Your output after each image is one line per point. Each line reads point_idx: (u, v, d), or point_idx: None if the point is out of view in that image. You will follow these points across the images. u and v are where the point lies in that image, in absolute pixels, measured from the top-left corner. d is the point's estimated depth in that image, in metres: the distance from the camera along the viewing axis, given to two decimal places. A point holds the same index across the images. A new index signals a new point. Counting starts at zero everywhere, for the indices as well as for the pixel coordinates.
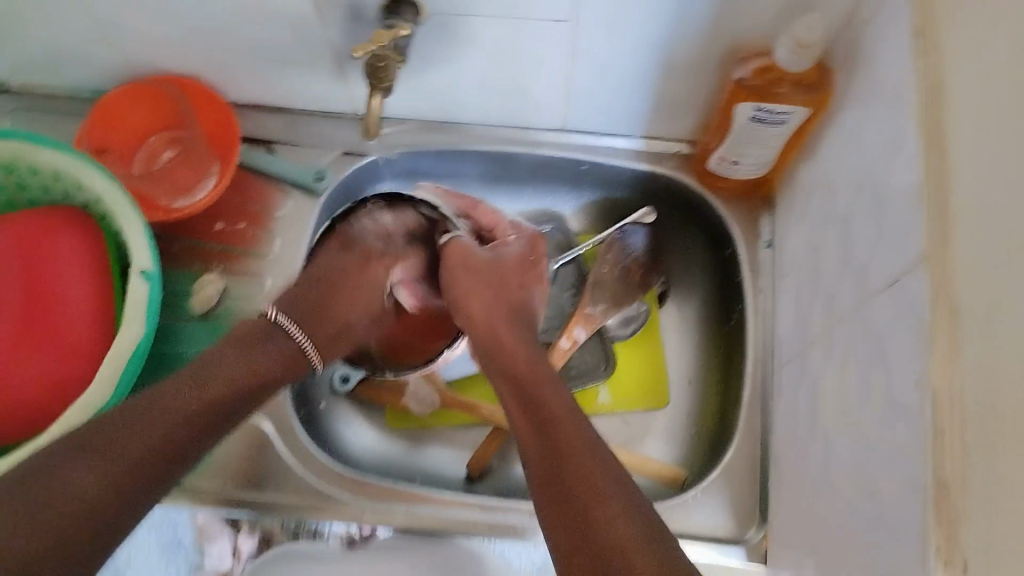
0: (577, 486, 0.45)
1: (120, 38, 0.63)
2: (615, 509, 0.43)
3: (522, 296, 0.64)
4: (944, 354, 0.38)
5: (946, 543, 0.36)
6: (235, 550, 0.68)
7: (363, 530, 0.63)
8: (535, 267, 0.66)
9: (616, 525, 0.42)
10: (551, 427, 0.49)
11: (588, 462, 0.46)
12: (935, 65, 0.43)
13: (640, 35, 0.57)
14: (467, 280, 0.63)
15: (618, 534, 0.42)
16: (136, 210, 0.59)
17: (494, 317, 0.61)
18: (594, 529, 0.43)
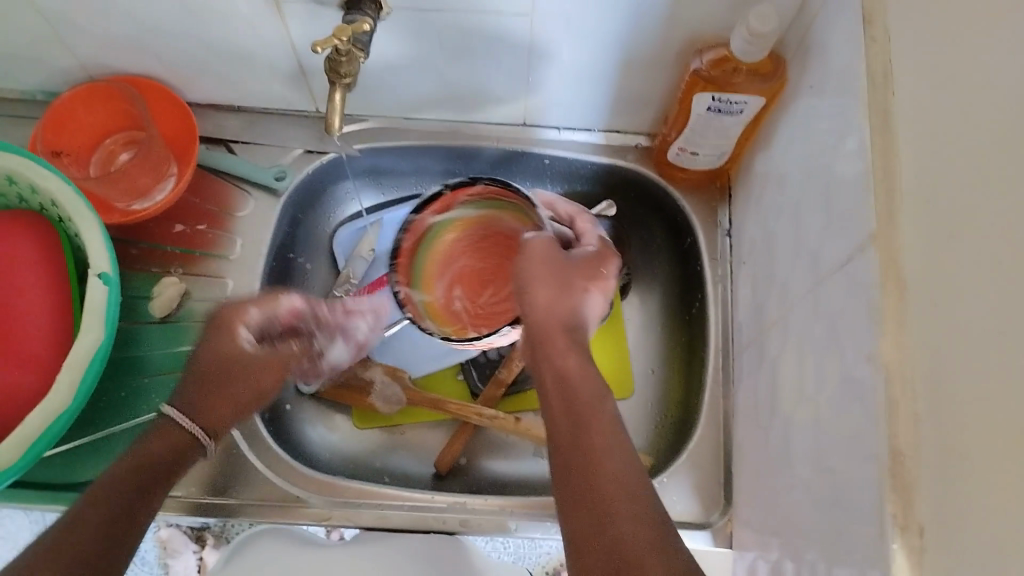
0: (603, 481, 0.44)
1: (72, 36, 0.62)
2: (639, 508, 0.43)
3: (583, 305, 0.53)
4: (893, 329, 0.39)
5: (902, 509, 0.36)
6: (200, 564, 0.66)
7: (333, 534, 0.64)
8: (604, 279, 0.55)
9: (634, 529, 0.41)
10: (571, 408, 0.48)
11: (612, 453, 0.45)
12: (881, 51, 0.44)
13: (598, 27, 0.58)
14: (532, 272, 0.53)
15: (634, 540, 0.41)
16: (92, 211, 0.58)
17: (553, 325, 0.52)
18: (613, 529, 0.41)
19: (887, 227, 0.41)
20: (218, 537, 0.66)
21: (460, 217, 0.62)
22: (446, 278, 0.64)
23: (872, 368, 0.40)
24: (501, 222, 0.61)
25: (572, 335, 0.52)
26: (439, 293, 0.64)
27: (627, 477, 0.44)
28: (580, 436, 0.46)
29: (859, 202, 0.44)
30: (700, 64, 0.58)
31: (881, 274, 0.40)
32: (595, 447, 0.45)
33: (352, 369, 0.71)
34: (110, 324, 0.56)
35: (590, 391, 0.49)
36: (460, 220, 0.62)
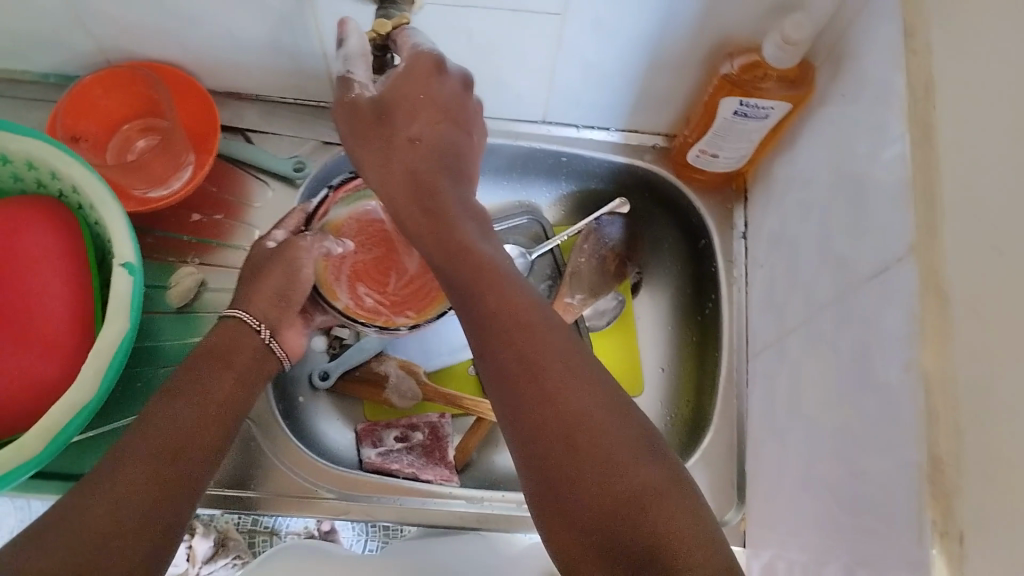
0: (534, 372, 0.41)
1: (93, 23, 0.61)
2: (628, 463, 0.38)
3: (425, 137, 0.52)
4: (934, 343, 0.40)
5: (943, 517, 0.37)
6: (189, 552, 0.63)
7: (322, 526, 0.64)
8: (434, 77, 0.51)
9: (577, 412, 0.40)
10: (517, 382, 0.41)
11: (582, 411, 0.40)
12: (923, 66, 0.45)
13: (627, 29, 0.58)
14: (360, 160, 0.54)
15: (578, 423, 0.39)
16: (115, 198, 0.57)
17: (399, 189, 0.52)
18: (557, 415, 0.40)
19: (927, 238, 0.42)
20: (207, 525, 0.64)
21: (335, 220, 0.65)
22: (345, 280, 0.65)
23: (908, 376, 0.41)
24: (374, 214, 0.67)
25: (420, 192, 0.51)
26: (345, 298, 0.64)
27: (605, 434, 0.39)
28: (538, 406, 0.40)
29: (897, 212, 0.45)
30: (729, 68, 0.59)
31: (922, 285, 0.41)
32: (558, 407, 0.40)
33: (367, 363, 0.71)
34: (134, 314, 0.56)
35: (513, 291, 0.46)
36: (337, 221, 0.65)
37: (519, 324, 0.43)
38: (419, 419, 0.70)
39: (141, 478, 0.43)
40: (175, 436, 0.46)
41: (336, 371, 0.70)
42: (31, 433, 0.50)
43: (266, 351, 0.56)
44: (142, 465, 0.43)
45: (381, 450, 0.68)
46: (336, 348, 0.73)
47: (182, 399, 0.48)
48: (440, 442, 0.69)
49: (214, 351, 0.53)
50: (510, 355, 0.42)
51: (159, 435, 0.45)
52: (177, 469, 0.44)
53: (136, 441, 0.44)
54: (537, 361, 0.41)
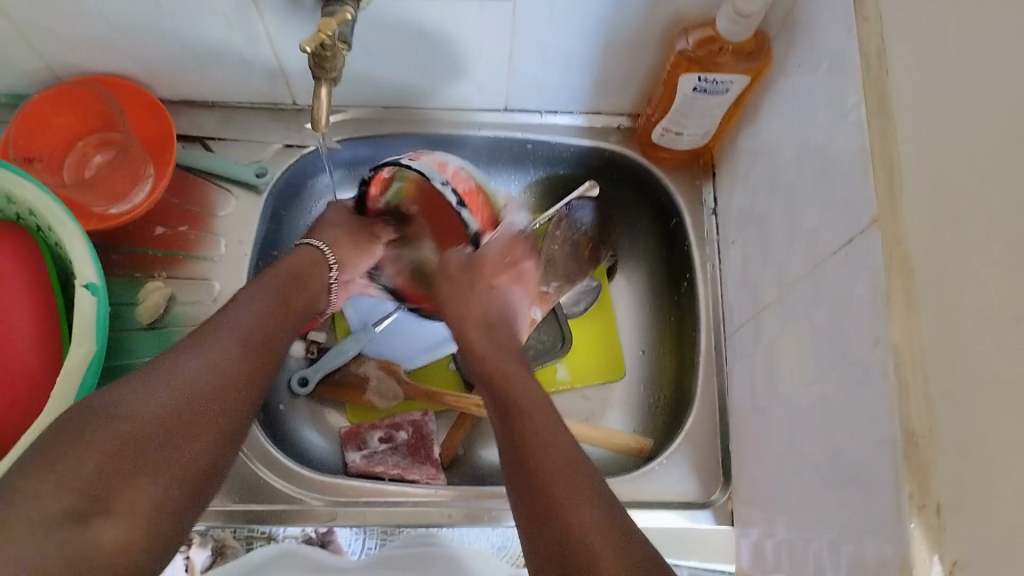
0: (554, 487, 0.47)
1: (38, 39, 0.59)
2: (603, 551, 0.43)
3: (503, 297, 0.67)
4: (900, 309, 0.40)
5: (919, 489, 0.37)
6: (188, 564, 0.61)
7: (320, 527, 0.62)
8: (515, 269, 0.68)
9: (584, 519, 0.45)
10: (543, 507, 0.46)
11: (597, 536, 0.44)
12: (875, 31, 0.44)
13: (582, 12, 0.58)
14: (445, 287, 0.66)
15: (584, 526, 0.44)
16: (72, 217, 0.56)
17: (468, 314, 0.65)
18: (566, 520, 0.45)
19: (889, 206, 0.41)
20: (205, 535, 0.61)
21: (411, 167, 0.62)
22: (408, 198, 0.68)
23: (879, 350, 0.41)
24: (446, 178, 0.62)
25: (484, 326, 0.65)
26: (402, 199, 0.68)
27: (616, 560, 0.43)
28: (560, 534, 0.45)
29: (858, 181, 0.44)
30: (685, 44, 0.58)
31: (887, 254, 0.41)
32: (578, 533, 0.44)
33: (345, 366, 0.71)
34: (101, 335, 0.55)
35: (543, 409, 0.54)
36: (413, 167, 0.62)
37: (555, 458, 0.49)
38: (401, 418, 0.70)
39: (134, 434, 0.43)
40: (183, 401, 0.46)
41: (315, 376, 0.70)
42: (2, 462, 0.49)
43: (321, 266, 0.64)
44: (128, 431, 0.43)
45: (365, 453, 0.68)
46: (315, 352, 0.72)
47: (205, 361, 0.49)
48: (424, 441, 0.69)
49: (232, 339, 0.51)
50: (541, 476, 0.48)
51: (147, 408, 0.45)
52: (177, 438, 0.45)
53: (118, 412, 0.44)
54: (567, 494, 0.47)
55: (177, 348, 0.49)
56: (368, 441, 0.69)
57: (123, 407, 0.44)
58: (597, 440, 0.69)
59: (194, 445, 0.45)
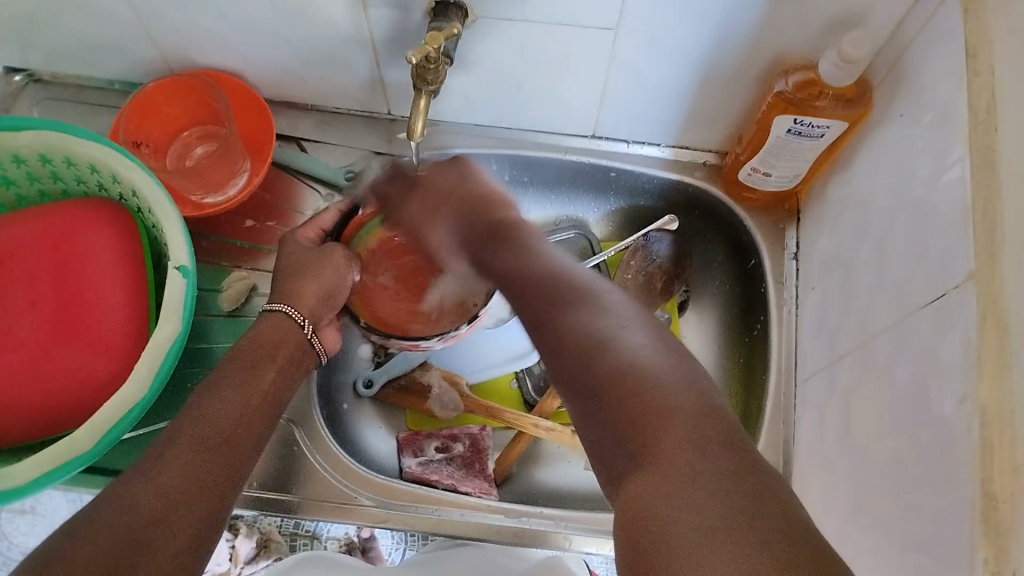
0: (573, 347, 0.42)
1: (158, 30, 0.62)
2: (669, 414, 0.36)
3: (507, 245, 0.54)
4: (992, 371, 0.38)
5: (995, 556, 0.36)
6: (233, 552, 0.66)
7: (362, 532, 0.66)
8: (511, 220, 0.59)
9: (618, 365, 0.39)
10: (606, 393, 0.39)
11: (659, 392, 0.37)
12: (986, 87, 0.43)
13: (682, 45, 0.58)
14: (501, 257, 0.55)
15: (624, 375, 0.39)
16: (170, 200, 0.58)
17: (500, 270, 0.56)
18: (600, 370, 0.40)
19: (988, 263, 0.40)
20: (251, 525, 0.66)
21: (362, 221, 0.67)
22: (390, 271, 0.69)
23: (964, 409, 0.40)
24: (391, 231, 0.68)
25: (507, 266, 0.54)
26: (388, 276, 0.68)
27: (691, 454, 0.34)
28: (602, 388, 0.39)
29: (956, 237, 0.43)
30: (784, 85, 0.58)
31: (982, 312, 0.40)
32: (647, 425, 0.36)
33: (410, 373, 0.72)
34: (188, 316, 0.57)
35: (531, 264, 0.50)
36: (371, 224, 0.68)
37: (622, 339, 0.41)
38: (459, 430, 0.71)
39: (125, 536, 0.38)
40: (177, 494, 0.42)
41: (380, 380, 0.71)
42: (83, 428, 0.52)
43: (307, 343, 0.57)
44: (145, 504, 0.40)
45: (421, 460, 0.69)
46: (381, 356, 0.73)
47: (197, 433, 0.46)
48: (479, 455, 0.70)
49: (237, 402, 0.49)
50: (597, 368, 0.40)
51: (162, 479, 0.42)
52: (169, 523, 0.40)
53: (136, 487, 0.41)
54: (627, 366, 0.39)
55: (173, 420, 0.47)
56: (422, 448, 0.70)
57: (137, 483, 0.41)
58: None
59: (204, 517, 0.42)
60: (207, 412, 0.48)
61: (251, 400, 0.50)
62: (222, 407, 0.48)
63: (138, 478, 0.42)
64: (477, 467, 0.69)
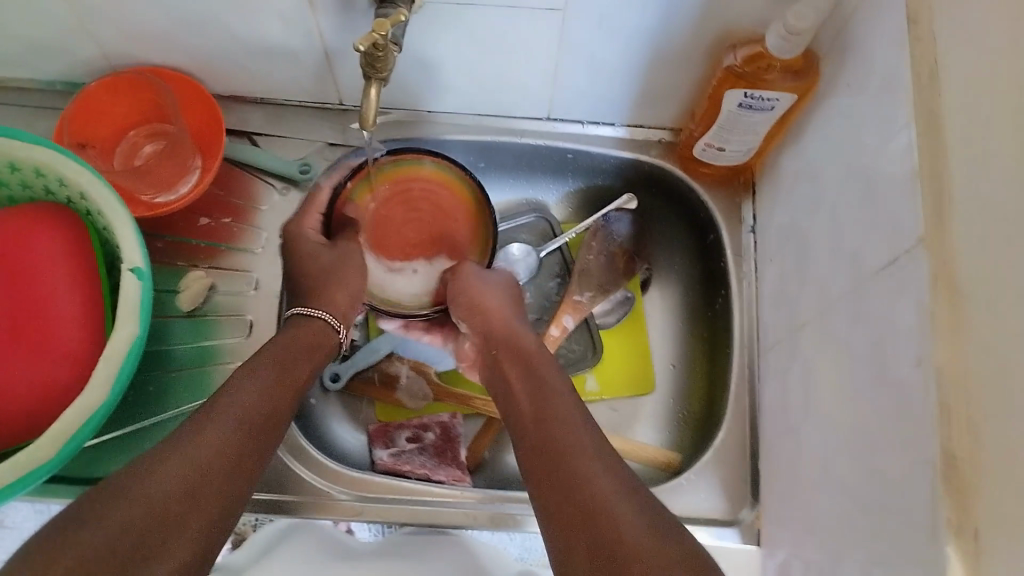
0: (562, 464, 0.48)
1: (97, 27, 0.61)
2: (629, 531, 0.42)
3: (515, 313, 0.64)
4: (946, 332, 0.39)
5: (958, 514, 0.37)
6: None
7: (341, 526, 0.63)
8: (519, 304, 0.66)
9: (595, 488, 0.45)
10: (574, 507, 0.45)
11: (622, 516, 0.43)
12: (927, 53, 0.44)
13: (631, 24, 0.58)
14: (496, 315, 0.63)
15: (597, 495, 0.45)
16: (122, 202, 0.57)
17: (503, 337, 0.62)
18: (579, 491, 0.46)
19: (937, 226, 0.41)
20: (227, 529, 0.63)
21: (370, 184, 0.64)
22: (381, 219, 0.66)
23: (921, 370, 0.40)
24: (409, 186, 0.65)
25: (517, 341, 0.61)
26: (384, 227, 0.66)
27: (649, 548, 0.41)
28: (576, 506, 0.45)
29: (906, 201, 0.44)
30: (732, 60, 0.58)
31: (933, 273, 0.41)
32: (604, 519, 0.43)
33: (378, 365, 0.72)
34: (145, 318, 0.56)
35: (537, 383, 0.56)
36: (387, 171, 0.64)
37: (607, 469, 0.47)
38: (429, 420, 0.71)
39: (144, 516, 0.39)
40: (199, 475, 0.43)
41: (346, 373, 0.70)
42: (44, 439, 0.50)
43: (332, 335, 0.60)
44: (171, 485, 0.41)
45: (393, 451, 0.68)
46: (347, 349, 0.73)
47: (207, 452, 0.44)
48: (451, 443, 0.70)
49: (269, 395, 0.51)
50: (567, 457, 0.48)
51: (187, 458, 0.43)
52: (191, 507, 0.42)
53: (162, 464, 0.42)
54: (591, 492, 0.45)
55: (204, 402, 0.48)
56: (393, 439, 0.69)
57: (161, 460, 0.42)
58: (624, 452, 0.68)
59: (225, 502, 0.44)
60: (235, 397, 0.48)
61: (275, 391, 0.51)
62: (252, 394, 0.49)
63: (163, 454, 0.43)
64: (449, 456, 0.69)
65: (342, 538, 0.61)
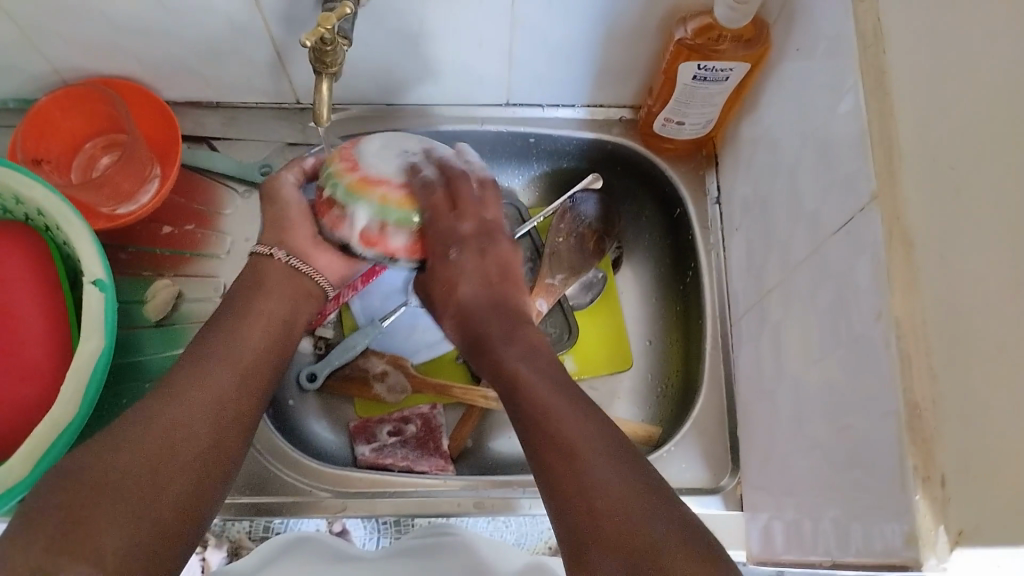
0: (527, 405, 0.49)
1: (43, 41, 0.60)
2: (589, 467, 0.44)
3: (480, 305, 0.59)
4: (904, 286, 0.39)
5: (924, 461, 0.37)
6: (203, 565, 0.61)
7: (334, 526, 0.62)
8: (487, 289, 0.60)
9: (559, 424, 0.46)
10: (542, 445, 0.46)
11: (587, 452, 0.44)
12: (871, 12, 0.44)
13: (581, 3, 0.58)
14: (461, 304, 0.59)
15: (564, 430, 0.46)
16: (80, 215, 0.56)
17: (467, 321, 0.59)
18: (544, 428, 0.47)
19: (889, 183, 0.42)
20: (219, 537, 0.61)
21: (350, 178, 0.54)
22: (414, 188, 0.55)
23: (881, 324, 0.41)
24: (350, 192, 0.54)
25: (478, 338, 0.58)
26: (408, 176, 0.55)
27: (639, 526, 0.40)
28: (544, 443, 0.46)
29: (858, 160, 0.45)
30: (684, 33, 0.58)
31: (887, 229, 0.41)
32: (571, 454, 0.45)
33: (354, 361, 0.71)
34: (111, 330, 0.55)
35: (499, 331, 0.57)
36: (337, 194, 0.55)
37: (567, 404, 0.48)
38: (410, 412, 0.70)
39: (106, 489, 0.41)
40: (156, 448, 0.45)
41: (323, 371, 0.70)
42: (16, 458, 0.50)
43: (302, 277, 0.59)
44: (128, 461, 0.43)
45: (374, 446, 0.68)
46: (322, 348, 0.73)
47: (180, 408, 0.47)
48: (433, 433, 0.69)
49: (232, 364, 0.52)
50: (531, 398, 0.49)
51: (143, 436, 0.45)
52: (151, 478, 0.43)
53: (119, 443, 0.44)
54: (556, 426, 0.46)
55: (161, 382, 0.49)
56: (375, 434, 0.69)
57: (116, 439, 0.44)
58: None
59: (185, 467, 0.45)
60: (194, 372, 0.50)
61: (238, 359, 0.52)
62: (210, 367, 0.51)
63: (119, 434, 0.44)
64: (432, 448, 0.68)
65: (343, 544, 0.60)
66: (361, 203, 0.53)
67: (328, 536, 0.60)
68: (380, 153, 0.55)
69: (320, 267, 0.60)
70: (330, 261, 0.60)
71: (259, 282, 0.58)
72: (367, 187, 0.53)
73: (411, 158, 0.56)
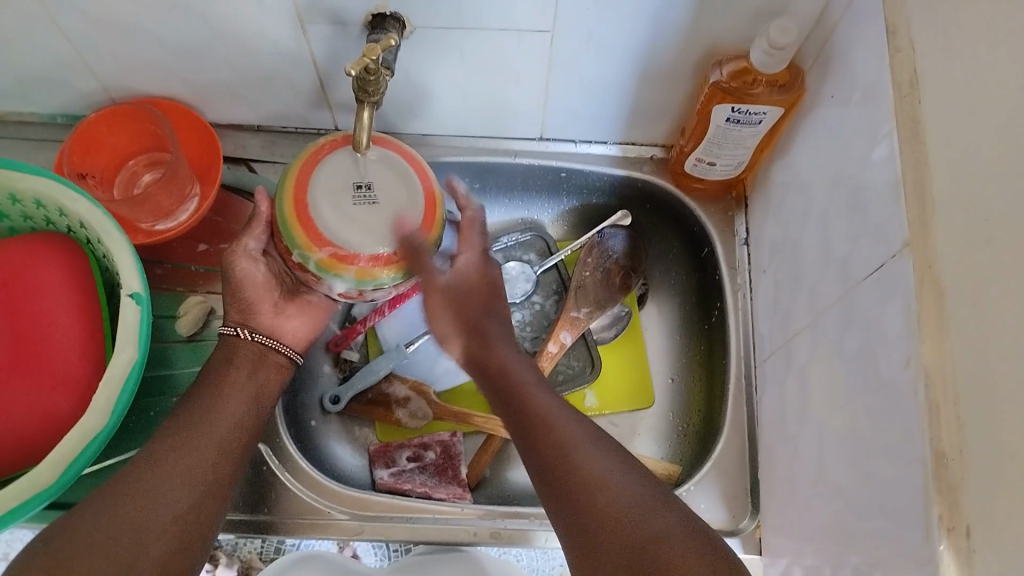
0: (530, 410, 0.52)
1: (96, 61, 0.62)
2: (584, 481, 0.46)
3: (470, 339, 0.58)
4: (933, 336, 0.40)
5: (949, 511, 0.37)
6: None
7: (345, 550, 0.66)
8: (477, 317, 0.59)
9: (559, 429, 0.49)
10: (544, 452, 0.49)
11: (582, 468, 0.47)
12: (908, 63, 0.45)
13: (617, 44, 0.59)
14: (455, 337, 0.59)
15: (564, 436, 0.49)
16: (121, 229, 0.58)
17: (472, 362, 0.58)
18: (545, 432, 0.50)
19: (920, 231, 0.42)
20: (230, 556, 0.65)
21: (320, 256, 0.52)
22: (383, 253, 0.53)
23: (910, 372, 0.41)
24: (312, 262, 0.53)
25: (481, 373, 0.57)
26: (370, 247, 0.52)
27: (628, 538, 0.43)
28: (546, 451, 0.49)
29: (891, 208, 0.45)
30: (719, 76, 0.59)
31: (917, 278, 0.41)
32: (568, 461, 0.47)
33: (377, 385, 0.72)
34: (144, 343, 0.56)
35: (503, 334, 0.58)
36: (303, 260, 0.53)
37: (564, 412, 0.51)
38: (430, 438, 0.71)
39: (120, 513, 0.45)
40: (171, 472, 0.48)
41: (346, 395, 0.70)
42: (44, 463, 0.51)
43: (287, 363, 0.59)
44: (145, 484, 0.47)
45: (393, 471, 0.69)
46: (347, 370, 0.74)
47: (196, 431, 0.51)
48: (452, 461, 0.70)
49: (242, 386, 0.55)
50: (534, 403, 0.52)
51: (163, 460, 0.49)
52: (162, 498, 0.47)
53: (139, 468, 0.48)
54: (558, 431, 0.49)
55: (178, 408, 0.53)
56: (394, 458, 0.69)
57: (137, 465, 0.48)
58: None
59: (197, 486, 0.49)
60: (212, 395, 0.54)
61: (249, 385, 0.56)
62: (226, 393, 0.54)
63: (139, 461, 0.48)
64: (450, 475, 0.69)
65: (351, 562, 0.62)
66: (335, 278, 0.53)
67: (336, 556, 0.62)
68: (348, 218, 0.52)
69: (285, 339, 0.59)
70: (295, 328, 0.60)
71: (229, 364, 0.56)
72: (340, 266, 0.52)
73: (350, 217, 0.52)
